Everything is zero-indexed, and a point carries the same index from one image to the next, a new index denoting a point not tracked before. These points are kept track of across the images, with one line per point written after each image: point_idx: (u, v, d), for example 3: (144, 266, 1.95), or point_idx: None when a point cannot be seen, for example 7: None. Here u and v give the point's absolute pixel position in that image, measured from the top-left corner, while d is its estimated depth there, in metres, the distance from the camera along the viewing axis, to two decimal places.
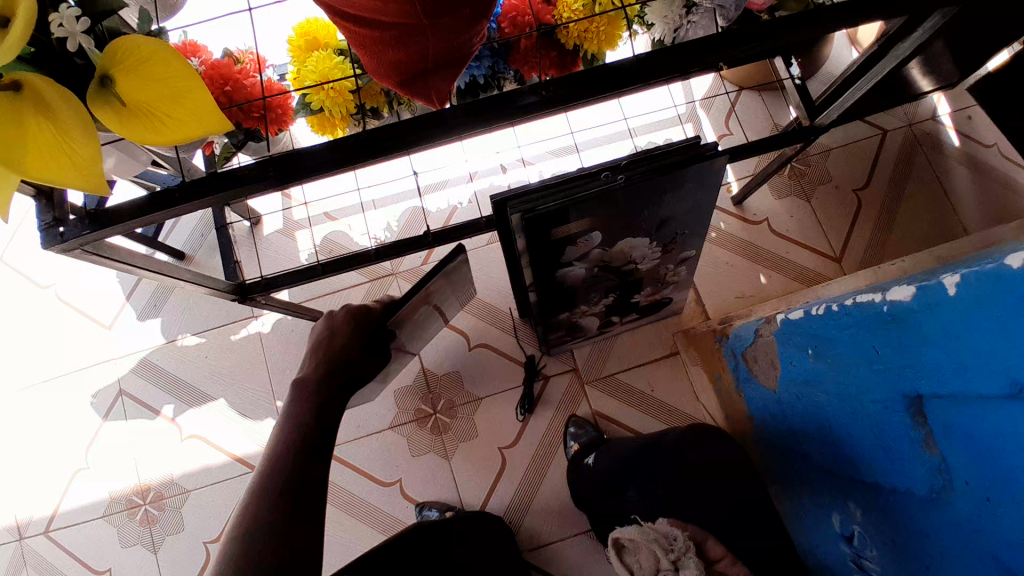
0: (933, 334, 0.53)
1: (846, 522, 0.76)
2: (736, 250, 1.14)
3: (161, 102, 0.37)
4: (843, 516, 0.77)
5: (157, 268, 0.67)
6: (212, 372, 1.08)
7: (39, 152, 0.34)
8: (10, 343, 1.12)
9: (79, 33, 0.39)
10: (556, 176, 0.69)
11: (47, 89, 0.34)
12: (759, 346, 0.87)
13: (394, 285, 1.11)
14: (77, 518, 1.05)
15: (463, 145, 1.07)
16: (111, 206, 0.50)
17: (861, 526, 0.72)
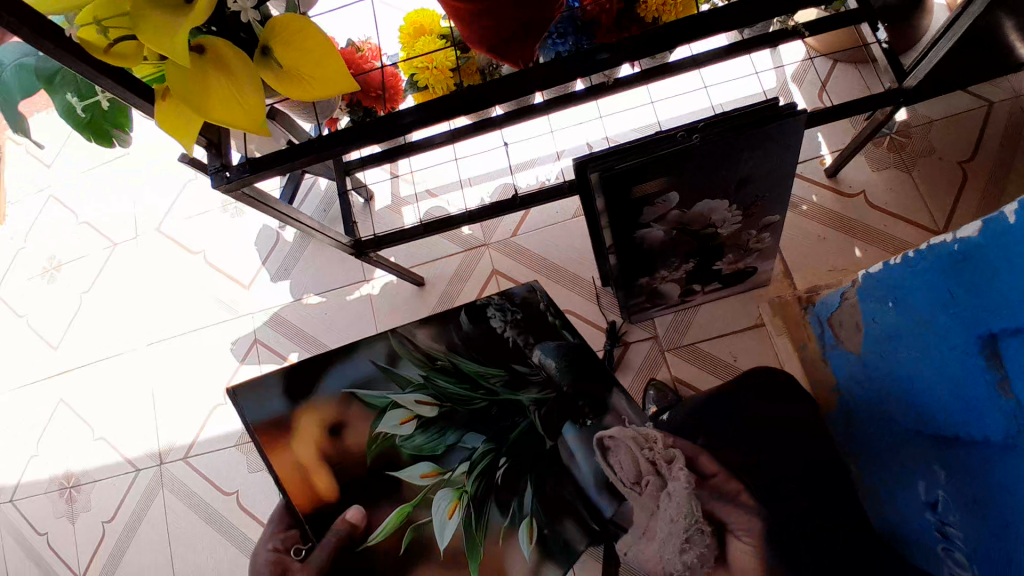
0: (998, 267, 0.56)
1: (930, 488, 0.74)
2: (827, 223, 1.12)
3: (309, 66, 0.48)
4: (927, 480, 0.74)
5: (292, 216, 0.82)
6: (329, 326, 1.24)
7: (224, 102, 0.45)
8: (171, 299, 1.35)
9: (249, 8, 0.51)
10: (629, 142, 0.77)
11: (231, 54, 0.45)
12: (845, 309, 0.89)
13: (486, 255, 1.21)
14: (212, 446, 1.24)
15: (550, 123, 1.13)
16: (263, 155, 0.65)
17: (944, 488, 0.71)
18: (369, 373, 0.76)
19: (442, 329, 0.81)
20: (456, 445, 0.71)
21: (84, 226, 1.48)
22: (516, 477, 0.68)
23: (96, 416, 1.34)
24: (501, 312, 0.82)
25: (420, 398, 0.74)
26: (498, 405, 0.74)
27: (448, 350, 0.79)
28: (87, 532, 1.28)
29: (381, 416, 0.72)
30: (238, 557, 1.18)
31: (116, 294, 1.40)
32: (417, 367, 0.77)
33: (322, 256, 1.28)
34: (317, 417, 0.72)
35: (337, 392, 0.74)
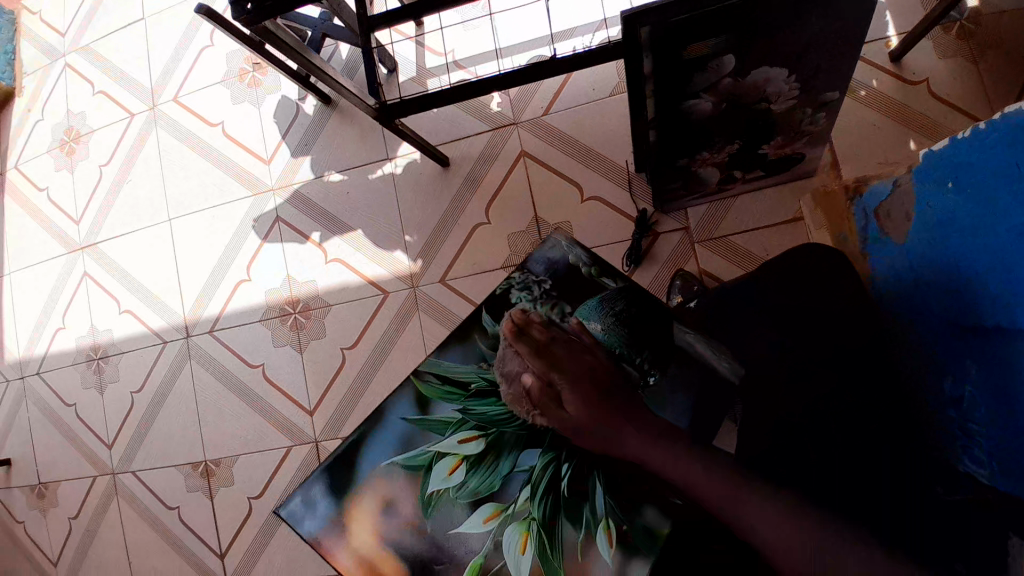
0: None
1: (956, 385, 0.70)
2: (885, 112, 1.04)
3: None
4: (954, 378, 0.70)
5: (320, 68, 0.80)
6: (352, 206, 1.21)
7: None
8: (190, 173, 1.32)
9: None
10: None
11: None
12: (895, 197, 0.83)
13: (515, 135, 1.16)
14: (237, 320, 1.26)
15: None
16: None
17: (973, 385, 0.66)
18: (405, 433, 0.70)
19: (465, 348, 0.73)
20: (512, 473, 0.65)
21: (99, 96, 1.43)
22: (585, 479, 0.62)
23: (121, 290, 1.36)
24: (526, 298, 0.74)
25: (463, 437, 0.67)
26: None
27: (477, 365, 0.71)
28: (118, 401, 1.33)
29: (426, 476, 0.67)
30: (264, 427, 1.22)
31: (134, 167, 1.38)
32: (451, 404, 0.69)
33: (342, 132, 1.23)
34: (369, 508, 0.67)
35: (378, 469, 0.69)
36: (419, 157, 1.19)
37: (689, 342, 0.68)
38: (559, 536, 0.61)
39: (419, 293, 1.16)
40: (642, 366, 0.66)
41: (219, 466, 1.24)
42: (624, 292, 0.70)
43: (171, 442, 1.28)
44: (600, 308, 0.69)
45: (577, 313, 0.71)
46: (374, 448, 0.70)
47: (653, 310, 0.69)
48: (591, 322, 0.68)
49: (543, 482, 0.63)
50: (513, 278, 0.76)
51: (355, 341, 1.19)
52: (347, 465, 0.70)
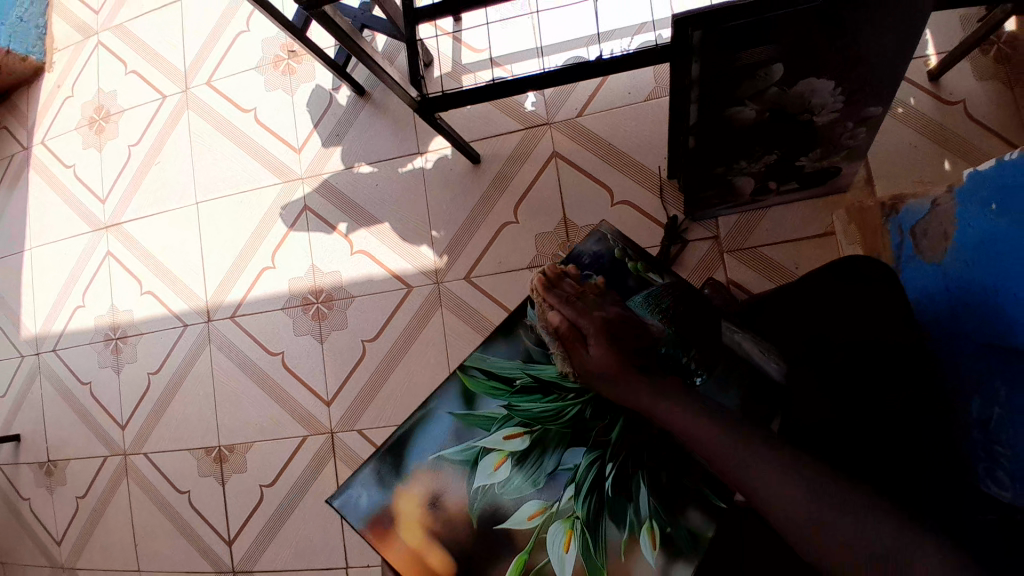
0: None
1: (983, 408, 0.68)
2: (922, 131, 1.04)
3: None
4: (982, 400, 0.68)
5: (368, 55, 0.82)
6: (381, 198, 1.21)
7: None
8: (220, 158, 1.33)
9: None
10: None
11: None
12: (934, 217, 0.82)
13: (547, 136, 1.15)
14: (259, 307, 1.26)
15: None
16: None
17: (1002, 407, 0.64)
18: (452, 428, 0.70)
19: (511, 343, 0.74)
20: (556, 471, 0.67)
21: (131, 77, 1.43)
22: (626, 476, 0.65)
23: (143, 271, 1.36)
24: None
25: (509, 432, 0.69)
26: (592, 405, 0.68)
27: (524, 361, 0.73)
28: (134, 382, 1.33)
29: (473, 470, 0.68)
30: (281, 416, 1.22)
31: (163, 150, 1.38)
32: (498, 399, 0.71)
33: (374, 125, 1.23)
34: (416, 502, 0.68)
35: (425, 465, 0.69)
36: (450, 153, 1.19)
37: (738, 340, 0.73)
38: (603, 534, 0.63)
39: (443, 289, 1.16)
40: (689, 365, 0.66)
41: (232, 453, 1.24)
42: (672, 288, 0.71)
43: (185, 426, 1.28)
44: (647, 304, 0.69)
45: (623, 308, 0.72)
46: (422, 444, 0.70)
47: (699, 308, 0.69)
48: (637, 319, 0.69)
49: (588, 482, 0.65)
50: (558, 270, 0.78)
51: (377, 333, 1.18)
52: (395, 457, 0.70)
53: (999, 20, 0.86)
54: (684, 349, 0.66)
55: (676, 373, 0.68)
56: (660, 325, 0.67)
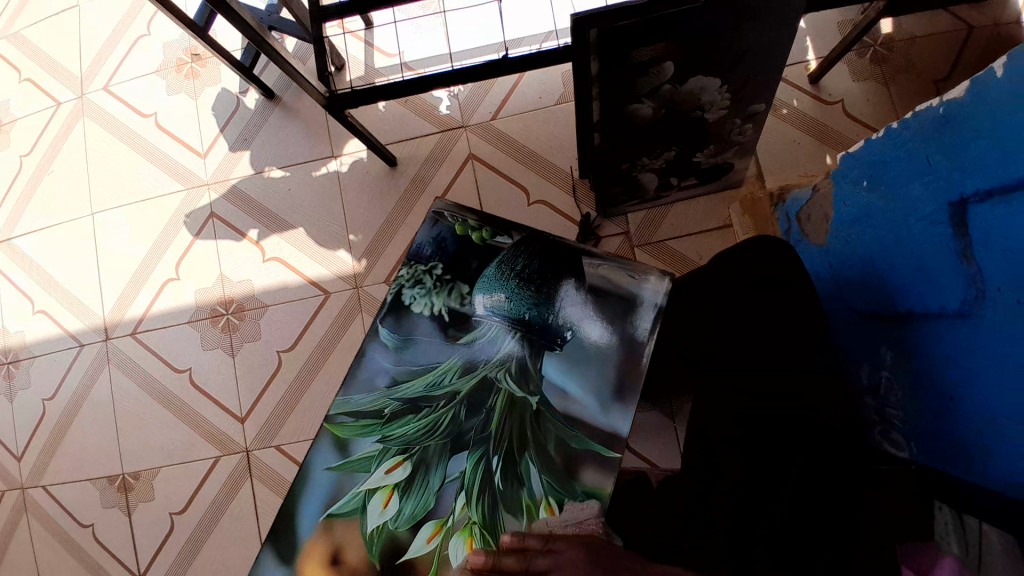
0: (981, 127, 0.58)
1: (873, 373, 0.78)
2: (806, 128, 1.14)
3: None
4: (871, 367, 0.78)
5: (273, 50, 0.80)
6: (294, 203, 1.18)
7: None
8: (119, 166, 1.25)
9: None
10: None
11: None
12: (814, 203, 0.90)
13: (463, 138, 1.17)
14: (164, 322, 1.18)
15: None
16: None
17: (889, 370, 0.74)
18: (332, 483, 0.65)
19: (366, 375, 0.70)
20: (444, 484, 0.63)
21: (26, 84, 1.32)
22: (513, 463, 0.64)
23: (34, 288, 1.25)
24: (420, 296, 0.73)
25: (389, 465, 0.65)
26: (466, 404, 0.67)
27: (386, 388, 0.69)
28: (28, 409, 1.21)
29: (362, 515, 0.63)
30: (192, 436, 1.14)
31: (57, 160, 1.28)
32: (370, 437, 0.67)
33: (286, 128, 1.20)
34: (318, 564, 0.62)
35: (316, 528, 0.63)
36: (366, 156, 1.18)
37: (599, 273, 0.71)
38: (501, 526, 0.61)
39: (362, 293, 1.14)
40: (556, 319, 0.69)
41: (137, 480, 1.15)
42: (523, 246, 0.73)
43: (86, 455, 1.17)
44: (499, 277, 0.71)
45: (475, 291, 0.72)
46: (306, 506, 0.64)
47: (556, 260, 0.71)
48: (493, 294, 0.70)
49: (477, 482, 0.63)
50: (401, 276, 0.75)
51: (293, 343, 1.14)
52: (282, 528, 0.63)
53: (872, 19, 0.98)
54: (548, 307, 0.69)
55: (542, 333, 0.69)
56: (514, 290, 0.70)
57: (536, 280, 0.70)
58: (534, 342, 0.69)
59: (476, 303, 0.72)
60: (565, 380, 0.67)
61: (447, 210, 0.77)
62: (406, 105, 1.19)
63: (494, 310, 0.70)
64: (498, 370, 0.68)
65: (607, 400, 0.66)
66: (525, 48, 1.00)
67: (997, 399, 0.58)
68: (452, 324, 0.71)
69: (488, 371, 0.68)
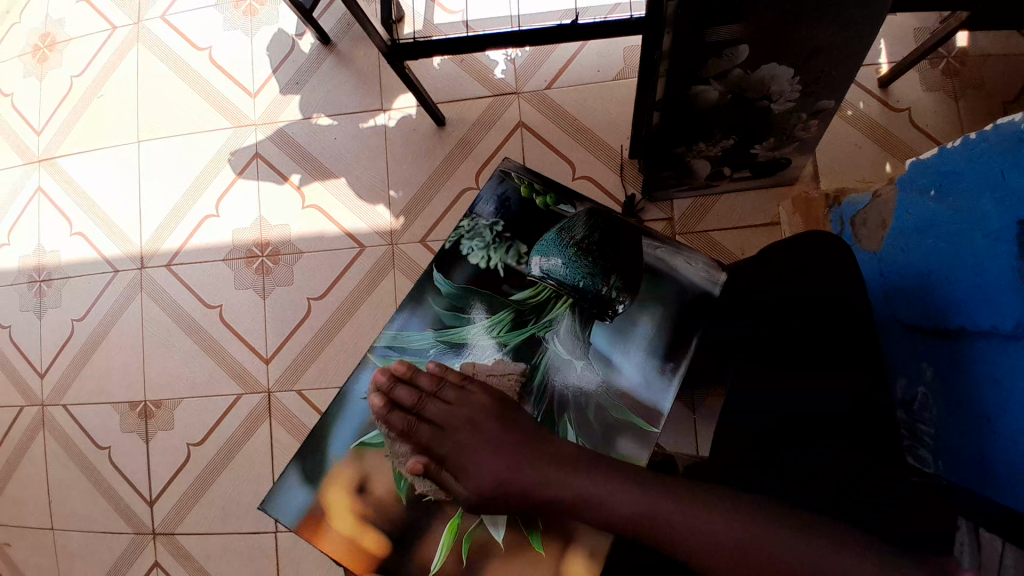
0: None
1: (910, 386, 0.77)
2: (869, 133, 1.10)
3: None
4: (909, 380, 0.78)
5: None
6: (338, 153, 1.17)
7: None
8: (168, 96, 1.24)
9: None
10: None
11: None
12: (872, 208, 0.87)
13: (515, 105, 1.15)
14: (198, 258, 1.19)
15: None
16: None
17: (928, 386, 0.73)
18: (369, 413, 0.67)
19: (420, 316, 0.72)
20: None
21: (83, 6, 1.32)
22: (552, 421, 0.66)
23: (75, 211, 1.26)
24: (478, 249, 0.74)
25: None
26: (511, 357, 0.69)
27: (435, 330, 0.71)
28: (57, 328, 1.23)
29: (394, 448, 0.65)
30: (215, 372, 1.16)
31: (107, 84, 1.28)
32: None
33: (338, 77, 1.19)
34: (346, 488, 0.65)
35: (347, 454, 0.66)
36: (415, 113, 1.17)
37: (657, 255, 0.71)
38: None
39: (397, 251, 1.14)
40: (612, 293, 0.65)
41: (159, 408, 1.17)
42: (589, 215, 0.69)
43: (110, 379, 1.20)
44: (559, 241, 0.67)
45: (533, 252, 0.70)
46: (341, 432, 0.67)
47: (620, 232, 0.67)
48: (550, 258, 0.67)
49: None
50: (462, 226, 0.75)
51: (323, 292, 1.15)
52: (316, 446, 0.66)
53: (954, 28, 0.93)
54: (604, 279, 0.65)
55: (596, 304, 0.66)
56: (573, 258, 0.65)
57: (597, 250, 0.65)
58: (586, 310, 0.69)
59: (533, 264, 0.70)
60: (612, 350, 0.69)
61: (515, 168, 0.77)
62: (461, 64, 1.17)
63: (550, 274, 0.67)
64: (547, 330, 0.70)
65: (650, 376, 0.68)
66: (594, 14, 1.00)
67: None
68: (505, 279, 0.72)
69: (536, 329, 0.70)
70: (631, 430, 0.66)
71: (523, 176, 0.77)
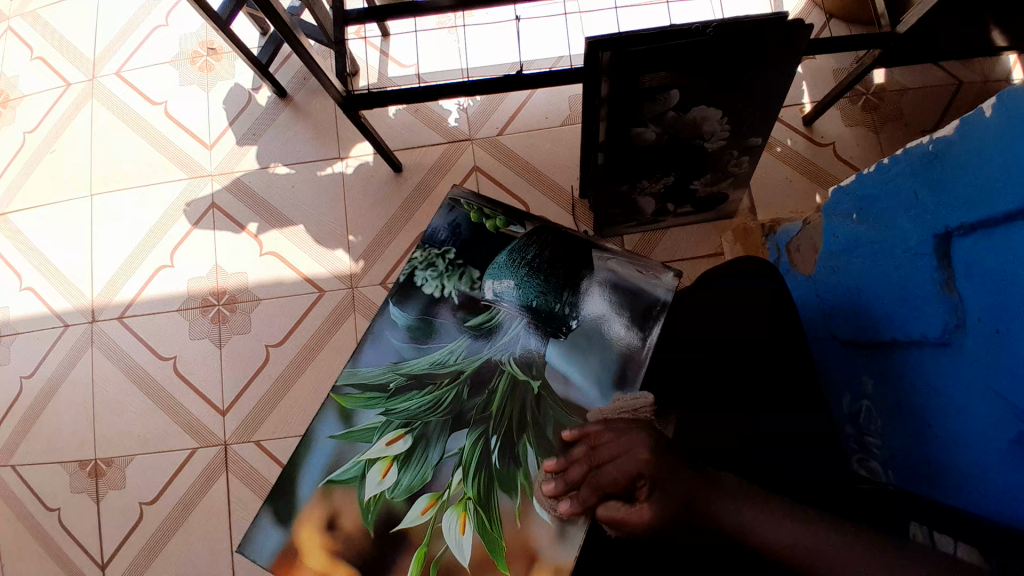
0: (963, 163, 0.62)
1: (855, 401, 0.82)
2: (798, 168, 1.19)
3: None
4: (853, 395, 0.82)
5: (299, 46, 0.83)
6: (296, 201, 1.19)
7: None
8: (122, 150, 1.23)
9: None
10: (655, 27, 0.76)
11: None
12: (803, 235, 0.94)
13: (469, 150, 1.20)
14: (152, 309, 1.17)
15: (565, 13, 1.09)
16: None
17: (870, 399, 0.78)
18: (335, 451, 0.67)
19: (377, 351, 0.72)
20: (441, 460, 0.65)
21: (37, 61, 1.30)
22: (512, 446, 0.65)
23: (25, 265, 1.23)
24: (432, 278, 0.75)
25: (390, 437, 0.67)
26: (469, 383, 0.69)
27: (393, 362, 0.71)
28: (4, 386, 1.19)
29: (360, 483, 0.65)
30: (169, 426, 1.13)
31: (62, 138, 1.26)
32: (374, 409, 0.69)
33: (295, 128, 1.21)
34: (316, 526, 0.64)
35: (316, 494, 0.65)
36: (372, 160, 1.20)
37: (608, 266, 0.72)
38: (493, 505, 0.63)
39: (357, 294, 1.15)
40: (563, 308, 0.71)
41: (110, 467, 1.12)
42: (535, 235, 0.75)
43: (60, 437, 1.15)
44: (510, 264, 0.73)
45: (486, 276, 0.74)
46: (308, 472, 0.66)
47: (567, 250, 0.73)
48: (504, 280, 0.73)
49: (475, 460, 0.65)
50: (415, 258, 0.77)
51: (283, 338, 1.14)
52: (285, 491, 0.66)
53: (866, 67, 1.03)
54: (555, 297, 0.71)
55: (550, 320, 0.71)
56: (524, 278, 0.72)
57: (545, 269, 0.72)
58: (541, 327, 0.71)
59: (486, 289, 0.73)
60: (568, 367, 0.68)
61: (466, 197, 0.80)
62: (416, 113, 1.22)
63: (504, 296, 0.72)
64: (503, 352, 0.70)
65: (609, 390, 0.66)
66: (540, 66, 1.13)
67: (970, 428, 0.61)
68: (460, 306, 0.73)
69: (492, 353, 0.70)
70: None
71: (475, 202, 0.79)
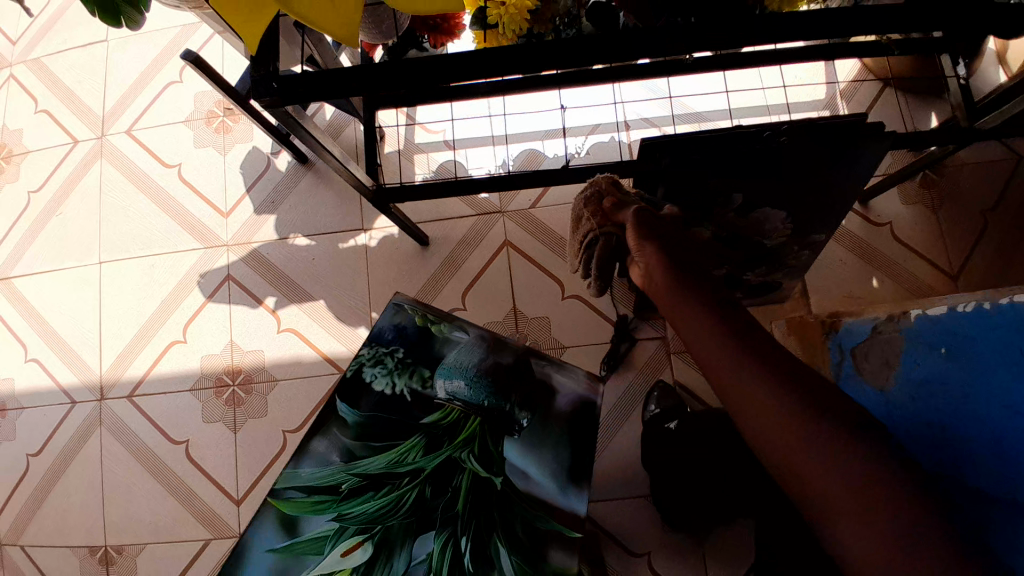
0: None
1: None
2: (853, 249, 1.11)
3: None
4: None
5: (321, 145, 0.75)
6: (316, 273, 1.12)
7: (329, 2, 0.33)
8: (133, 216, 1.16)
9: None
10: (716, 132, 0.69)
11: None
12: (872, 343, 0.74)
13: (500, 223, 1.13)
14: (162, 388, 1.11)
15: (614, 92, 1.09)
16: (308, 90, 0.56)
17: None
18: (278, 567, 0.61)
19: (324, 451, 0.66)
20: (407, 569, 0.60)
21: (42, 115, 1.22)
22: (484, 546, 0.61)
23: (30, 335, 1.16)
24: (382, 375, 0.70)
25: (345, 547, 0.60)
26: (430, 482, 0.64)
27: (343, 463, 0.65)
28: (11, 464, 1.12)
29: None
30: (180, 513, 1.06)
31: (70, 199, 1.19)
32: (323, 515, 0.62)
33: (316, 196, 1.15)
34: None
35: None
36: (397, 231, 1.13)
37: (547, 371, 0.72)
38: None
39: None
40: (512, 409, 0.67)
41: (121, 554, 1.06)
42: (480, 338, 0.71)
43: (68, 521, 1.09)
44: (461, 364, 0.69)
45: (436, 374, 0.70)
46: None
47: (510, 353, 0.70)
48: (455, 380, 0.68)
49: (444, 567, 0.59)
50: (361, 355, 0.72)
51: (300, 423, 1.07)
52: None
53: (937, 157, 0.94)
54: (504, 398, 0.67)
55: (501, 420, 0.67)
56: (475, 378, 0.67)
57: (495, 371, 0.68)
58: (494, 426, 0.67)
59: (438, 388, 0.69)
60: (525, 463, 0.66)
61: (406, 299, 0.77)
62: None
63: (456, 395, 0.68)
64: (461, 449, 0.65)
65: (566, 482, 0.66)
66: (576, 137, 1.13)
67: None
68: (414, 404, 0.69)
69: (451, 450, 0.65)
70: (557, 539, 0.62)
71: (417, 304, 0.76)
